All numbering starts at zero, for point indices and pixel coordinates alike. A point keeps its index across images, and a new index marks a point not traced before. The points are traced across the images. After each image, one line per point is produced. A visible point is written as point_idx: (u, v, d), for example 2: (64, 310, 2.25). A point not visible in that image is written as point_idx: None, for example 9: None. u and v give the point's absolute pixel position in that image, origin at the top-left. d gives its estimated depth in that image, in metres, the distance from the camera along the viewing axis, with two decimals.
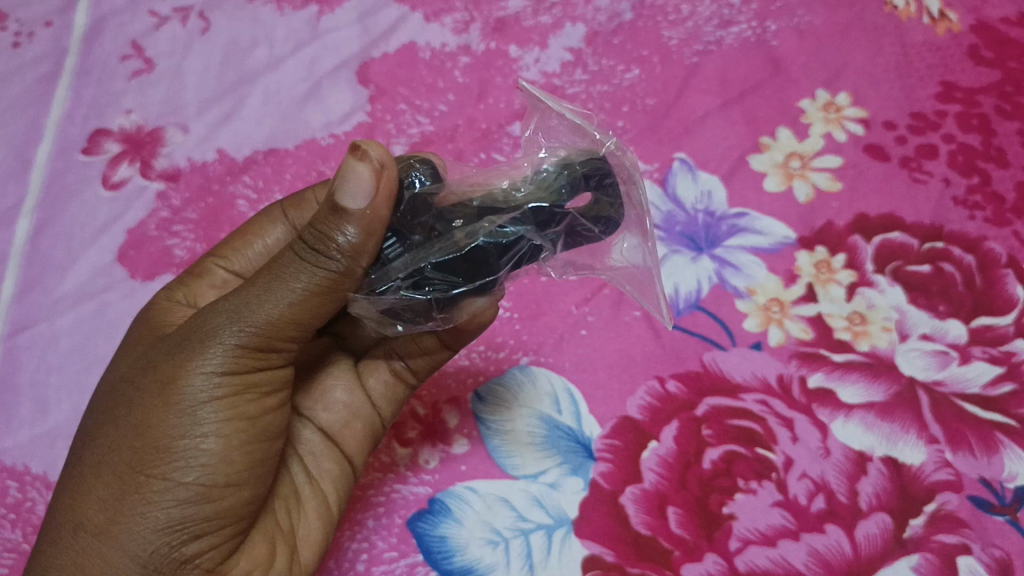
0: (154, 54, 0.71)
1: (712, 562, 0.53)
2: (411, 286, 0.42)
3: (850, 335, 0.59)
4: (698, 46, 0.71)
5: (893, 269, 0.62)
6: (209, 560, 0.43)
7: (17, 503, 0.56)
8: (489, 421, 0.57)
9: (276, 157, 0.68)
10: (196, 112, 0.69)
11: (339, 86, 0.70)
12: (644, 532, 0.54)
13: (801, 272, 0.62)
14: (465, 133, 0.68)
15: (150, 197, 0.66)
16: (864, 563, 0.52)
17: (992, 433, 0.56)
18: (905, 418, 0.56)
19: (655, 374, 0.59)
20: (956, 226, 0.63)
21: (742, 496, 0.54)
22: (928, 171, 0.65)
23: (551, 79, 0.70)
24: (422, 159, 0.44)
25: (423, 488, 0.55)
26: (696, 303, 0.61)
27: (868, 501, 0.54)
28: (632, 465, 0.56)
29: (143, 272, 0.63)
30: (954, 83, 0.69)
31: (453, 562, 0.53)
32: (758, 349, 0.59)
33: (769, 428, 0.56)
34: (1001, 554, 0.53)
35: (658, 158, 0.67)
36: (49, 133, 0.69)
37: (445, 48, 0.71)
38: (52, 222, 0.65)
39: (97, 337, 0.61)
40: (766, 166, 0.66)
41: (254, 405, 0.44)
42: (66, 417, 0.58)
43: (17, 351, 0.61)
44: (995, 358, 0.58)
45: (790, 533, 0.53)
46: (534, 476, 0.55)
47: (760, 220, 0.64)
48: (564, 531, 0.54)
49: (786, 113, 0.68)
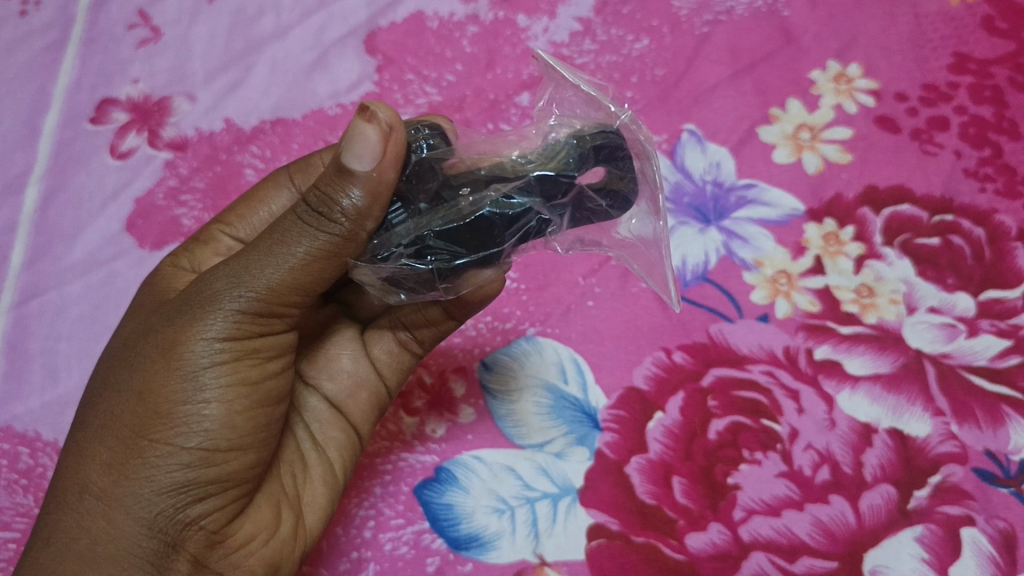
0: (161, 22, 0.71)
1: (716, 532, 0.53)
2: (413, 255, 0.42)
3: (858, 308, 0.59)
4: (709, 15, 0.70)
5: (902, 242, 0.61)
6: (214, 523, 0.44)
7: (29, 469, 0.56)
8: (496, 391, 0.58)
9: (284, 126, 0.68)
10: (203, 81, 0.69)
11: (346, 56, 0.70)
12: (649, 501, 0.54)
13: (809, 244, 0.62)
14: (473, 103, 0.68)
15: (157, 166, 0.66)
16: (867, 533, 0.53)
17: (998, 406, 0.56)
18: (912, 390, 0.56)
19: (662, 345, 0.59)
20: (966, 199, 0.63)
21: (748, 467, 0.55)
22: (939, 143, 0.65)
23: (561, 49, 0.70)
24: (435, 127, 0.45)
25: (430, 456, 0.56)
26: (703, 274, 0.61)
27: (872, 472, 0.54)
28: (637, 435, 0.56)
29: (152, 241, 0.64)
30: (967, 54, 0.68)
31: (459, 529, 0.53)
32: (765, 321, 0.59)
33: (775, 399, 0.56)
34: (1005, 526, 0.53)
35: (667, 129, 0.67)
36: (57, 102, 0.69)
37: (453, 18, 0.71)
38: (60, 191, 0.66)
39: (106, 305, 0.61)
40: (776, 137, 0.66)
41: (256, 370, 0.44)
42: (75, 383, 0.59)
43: (27, 319, 0.61)
44: (1003, 331, 0.58)
45: (794, 504, 0.54)
46: (540, 445, 0.56)
47: (769, 192, 0.64)
48: (569, 500, 0.54)
49: (797, 84, 0.68)
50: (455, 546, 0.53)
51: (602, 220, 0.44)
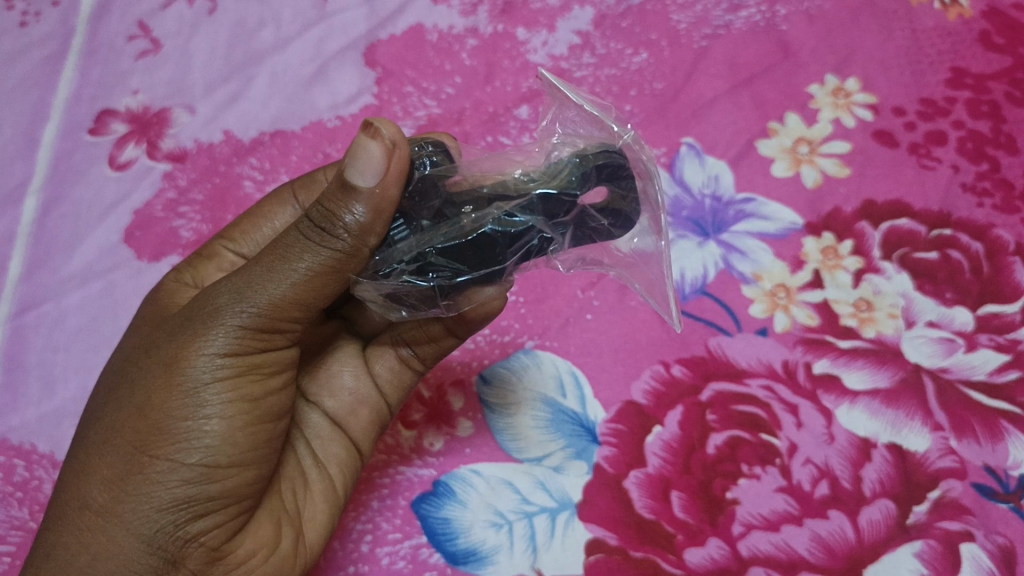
0: (161, 34, 0.71)
1: (714, 547, 0.53)
2: (415, 271, 0.42)
3: (856, 322, 0.59)
4: (708, 30, 0.70)
5: (900, 256, 0.61)
6: (214, 539, 0.43)
7: (24, 482, 0.56)
8: (494, 404, 0.57)
9: (283, 138, 0.68)
10: (202, 92, 0.69)
11: (345, 68, 0.70)
12: (648, 516, 0.54)
13: (807, 258, 0.62)
14: (472, 116, 0.68)
15: (156, 177, 0.66)
16: (867, 549, 0.52)
17: (997, 420, 0.56)
18: (910, 405, 0.56)
19: (660, 358, 0.59)
20: (964, 213, 0.63)
21: (746, 481, 0.54)
22: (937, 158, 0.65)
23: (560, 62, 0.70)
24: (438, 143, 0.45)
25: (428, 470, 0.55)
26: (702, 288, 0.61)
27: (871, 487, 0.54)
28: (636, 449, 0.56)
29: (150, 252, 0.63)
30: (964, 69, 0.68)
31: (456, 544, 0.53)
32: (764, 335, 0.59)
33: (774, 414, 0.56)
34: (1004, 541, 0.53)
35: (665, 142, 0.67)
36: (56, 112, 0.69)
37: (452, 31, 0.71)
38: (58, 202, 0.65)
39: (104, 317, 0.61)
40: (774, 151, 0.66)
41: (258, 385, 0.44)
42: (73, 395, 0.59)
43: (24, 330, 0.61)
44: (1001, 345, 0.58)
45: (793, 518, 0.53)
46: (538, 459, 0.56)
47: (767, 205, 0.64)
48: (568, 514, 0.54)
49: (795, 98, 0.68)
50: (452, 560, 0.53)
51: (605, 239, 0.44)
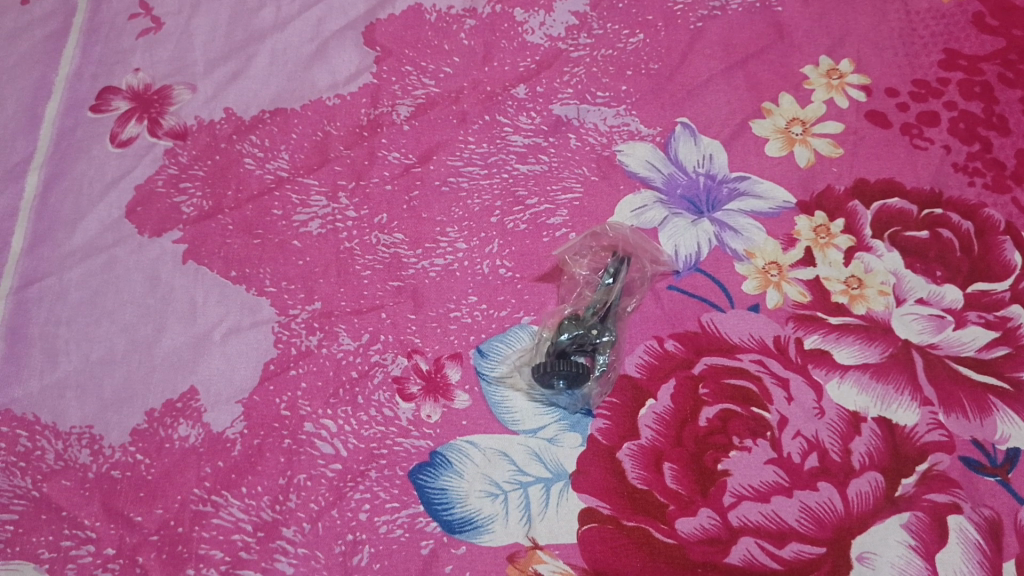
0: (162, 13, 0.73)
1: (706, 517, 0.54)
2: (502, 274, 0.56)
3: (846, 299, 0.60)
4: (703, 11, 0.72)
5: (891, 235, 0.62)
6: None
7: (27, 451, 0.57)
8: (602, 362, 0.57)
9: (283, 116, 0.68)
10: (204, 71, 0.70)
11: (345, 47, 0.71)
12: (641, 486, 0.55)
13: (799, 236, 0.63)
14: (469, 95, 0.68)
15: (158, 154, 0.67)
16: (855, 520, 0.53)
17: (985, 396, 0.57)
18: (900, 380, 0.57)
19: (654, 334, 0.59)
20: (955, 193, 0.64)
21: (737, 453, 0.55)
22: (929, 138, 0.66)
23: (556, 43, 0.71)
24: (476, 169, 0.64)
25: (424, 441, 0.56)
26: (695, 265, 0.62)
27: (860, 459, 0.55)
28: (629, 422, 0.56)
29: (151, 228, 0.64)
30: (957, 51, 0.69)
31: (453, 513, 0.54)
32: (756, 311, 0.60)
33: (765, 387, 0.57)
34: (991, 514, 0.54)
35: (661, 122, 0.67)
36: (59, 90, 0.70)
37: (451, 11, 0.72)
38: (61, 178, 0.66)
39: (106, 290, 0.62)
40: (767, 131, 0.67)
41: None
42: (76, 367, 0.60)
43: (27, 303, 0.62)
44: (990, 322, 0.59)
45: (783, 489, 0.54)
46: (533, 431, 0.56)
47: (760, 184, 0.65)
48: (562, 484, 0.55)
49: (789, 79, 0.69)
50: (448, 529, 0.54)
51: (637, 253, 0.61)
